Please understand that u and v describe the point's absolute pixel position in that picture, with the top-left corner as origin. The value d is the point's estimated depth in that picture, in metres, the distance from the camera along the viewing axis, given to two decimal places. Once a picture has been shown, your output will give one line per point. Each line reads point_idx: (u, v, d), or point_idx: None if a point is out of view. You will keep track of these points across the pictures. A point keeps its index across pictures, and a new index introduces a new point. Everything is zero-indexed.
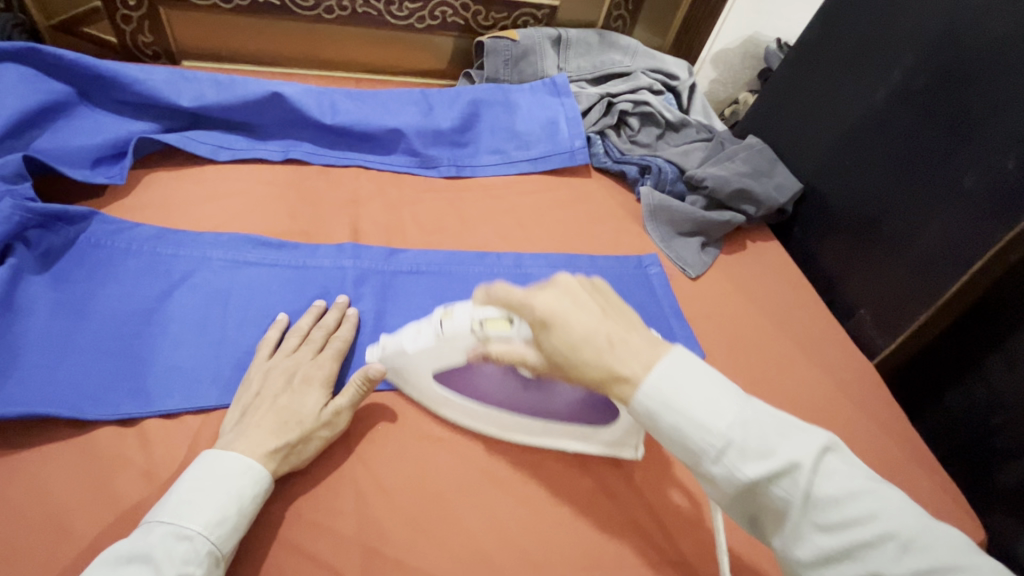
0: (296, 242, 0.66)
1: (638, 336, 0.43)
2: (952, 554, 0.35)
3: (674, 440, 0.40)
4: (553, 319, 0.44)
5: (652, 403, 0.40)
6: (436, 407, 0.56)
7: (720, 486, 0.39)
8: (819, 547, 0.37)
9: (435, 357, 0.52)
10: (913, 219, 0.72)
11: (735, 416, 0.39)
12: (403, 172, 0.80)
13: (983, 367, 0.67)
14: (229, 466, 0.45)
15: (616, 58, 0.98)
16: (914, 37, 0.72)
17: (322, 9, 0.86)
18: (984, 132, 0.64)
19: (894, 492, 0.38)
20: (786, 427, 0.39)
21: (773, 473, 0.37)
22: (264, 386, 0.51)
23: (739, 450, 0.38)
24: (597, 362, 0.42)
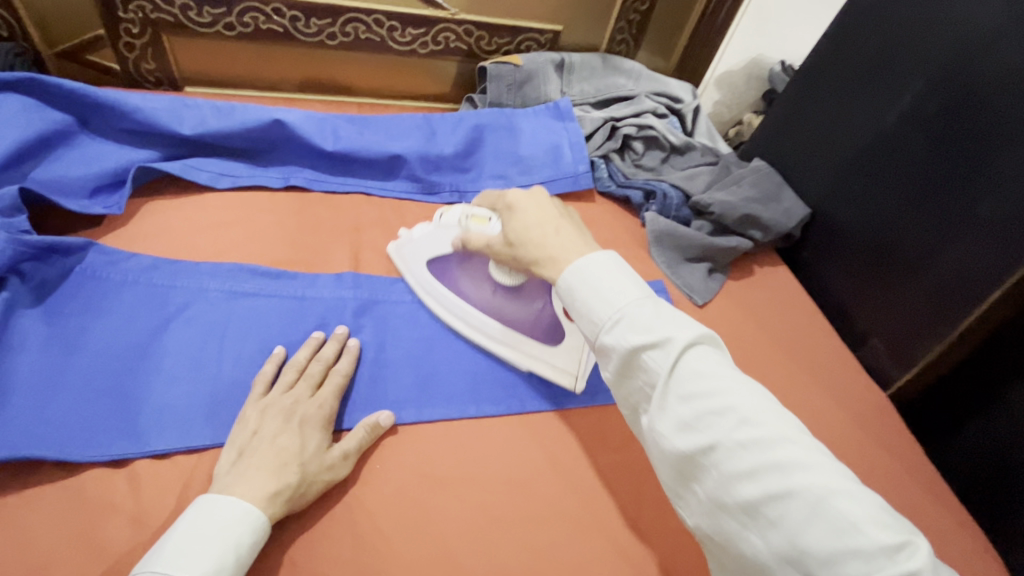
0: (296, 271, 0.65)
1: (583, 234, 0.51)
2: (788, 434, 0.37)
3: (581, 314, 0.45)
4: (518, 207, 0.55)
5: (572, 277, 0.46)
6: (422, 293, 0.66)
7: (607, 359, 0.43)
8: (678, 419, 0.39)
9: (432, 244, 0.67)
10: (924, 244, 0.70)
11: (635, 297, 0.43)
12: (405, 198, 0.79)
13: (1006, 400, 0.65)
14: (226, 513, 0.43)
15: (620, 82, 0.97)
16: (925, 61, 0.70)
17: (325, 35, 0.86)
18: (999, 160, 0.63)
19: (754, 384, 0.40)
20: (672, 317, 0.42)
21: (646, 344, 0.41)
22: (261, 426, 0.50)
23: (626, 318, 0.42)
24: (538, 243, 0.51)
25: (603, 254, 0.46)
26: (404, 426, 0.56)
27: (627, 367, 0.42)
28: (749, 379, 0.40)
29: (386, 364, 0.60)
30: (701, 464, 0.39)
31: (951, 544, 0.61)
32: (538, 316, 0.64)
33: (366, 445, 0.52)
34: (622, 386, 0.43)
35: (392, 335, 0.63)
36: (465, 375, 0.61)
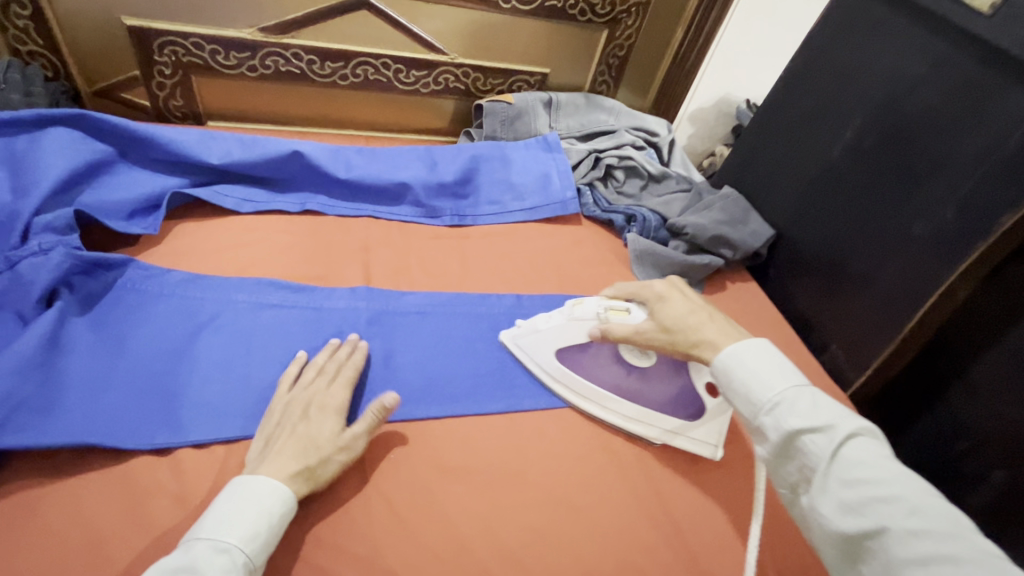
0: (313, 285, 0.72)
1: (732, 323, 0.60)
2: (956, 526, 0.41)
3: (740, 395, 0.53)
4: (669, 297, 0.62)
5: (729, 360, 0.54)
6: (552, 381, 0.68)
7: (766, 439, 0.50)
8: (841, 501, 0.45)
9: (560, 336, 0.67)
10: (873, 260, 0.80)
11: (792, 385, 0.50)
12: (410, 221, 0.88)
13: (947, 399, 0.73)
14: (257, 487, 0.49)
15: (602, 117, 1.08)
16: (862, 103, 0.81)
17: (338, 76, 0.95)
18: (927, 186, 0.73)
19: (917, 479, 0.44)
20: (831, 406, 0.49)
21: (809, 430, 0.47)
22: (284, 417, 0.56)
23: (788, 405, 0.49)
24: (693, 330, 0.59)
25: (759, 341, 0.54)
26: (415, 422, 0.62)
27: (788, 449, 0.48)
28: (913, 473, 0.45)
29: (396, 367, 0.66)
30: (870, 547, 0.43)
31: None
32: (674, 394, 0.67)
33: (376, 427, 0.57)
34: (781, 466, 0.49)
35: (401, 342, 0.69)
36: (468, 377, 0.68)
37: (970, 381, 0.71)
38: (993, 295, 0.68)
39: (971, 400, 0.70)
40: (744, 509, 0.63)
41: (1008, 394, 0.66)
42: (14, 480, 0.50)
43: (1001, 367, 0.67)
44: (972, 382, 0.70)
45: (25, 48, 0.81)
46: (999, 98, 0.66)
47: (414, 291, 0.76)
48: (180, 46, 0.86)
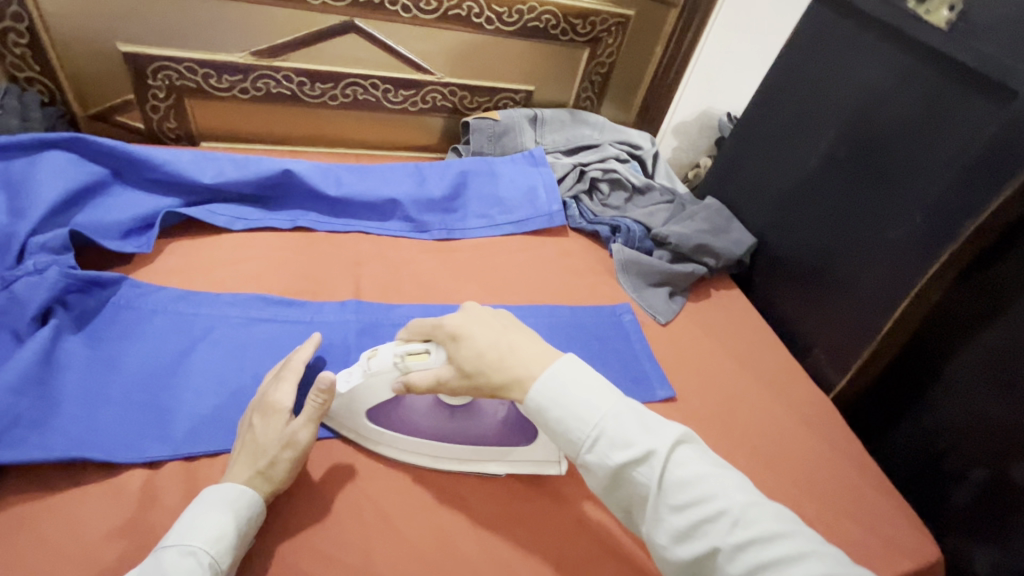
0: (304, 300, 0.74)
1: (545, 345, 0.54)
2: (773, 524, 0.44)
3: (559, 432, 0.50)
4: (461, 333, 0.55)
5: (542, 396, 0.50)
6: (373, 443, 0.61)
7: (596, 474, 0.49)
8: (675, 527, 0.45)
9: (364, 396, 0.58)
10: (850, 265, 0.82)
11: (608, 413, 0.49)
12: (399, 236, 0.89)
13: (926, 399, 0.75)
14: (223, 493, 0.50)
15: (587, 132, 1.11)
16: (835, 114, 0.84)
17: (328, 97, 0.98)
18: (898, 193, 0.75)
19: (733, 479, 0.47)
20: (645, 425, 0.49)
21: (633, 461, 0.47)
22: (243, 425, 0.57)
23: (607, 436, 0.48)
24: (496, 369, 0.52)
25: (566, 363, 0.51)
26: None
27: (617, 481, 0.48)
28: (729, 474, 0.47)
29: None
30: (705, 564, 0.45)
31: (896, 524, 0.68)
32: (501, 424, 0.62)
33: (321, 411, 0.56)
34: (614, 497, 0.49)
35: None
36: None
37: (947, 381, 0.72)
38: (964, 296, 0.70)
39: (949, 399, 0.72)
40: None
41: (985, 393, 0.68)
42: (8, 494, 0.51)
43: (975, 367, 0.69)
44: (949, 382, 0.72)
45: (21, 74, 0.83)
46: (960, 107, 0.69)
47: (404, 304, 0.78)
48: (173, 70, 0.88)
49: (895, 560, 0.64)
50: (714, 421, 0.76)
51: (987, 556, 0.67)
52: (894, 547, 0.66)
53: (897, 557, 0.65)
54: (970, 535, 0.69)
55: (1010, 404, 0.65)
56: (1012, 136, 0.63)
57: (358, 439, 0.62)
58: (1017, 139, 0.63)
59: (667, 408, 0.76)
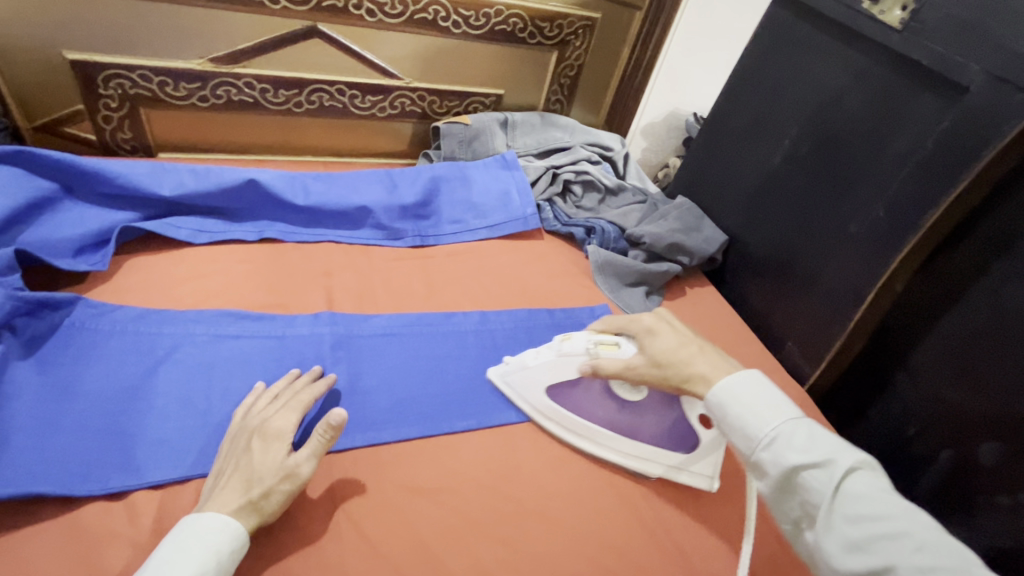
0: (273, 314, 0.71)
1: (727, 356, 0.57)
2: (964, 561, 0.40)
3: (735, 429, 0.51)
4: (657, 330, 0.61)
5: (725, 392, 0.52)
6: (544, 416, 0.67)
7: (766, 475, 0.48)
8: (847, 536, 0.43)
9: (552, 373, 0.65)
10: (817, 259, 0.84)
11: (791, 419, 0.49)
12: (372, 244, 0.88)
13: (894, 386, 0.77)
14: (207, 525, 0.47)
15: (558, 135, 1.11)
16: (795, 113, 0.86)
17: (292, 104, 0.95)
18: (859, 187, 0.78)
19: (920, 512, 0.43)
20: (831, 438, 0.47)
21: (809, 465, 0.46)
22: (234, 448, 0.54)
23: (786, 439, 0.48)
24: (684, 363, 0.57)
25: (750, 373, 0.53)
26: (384, 446, 0.62)
27: (788, 486, 0.47)
28: (916, 506, 0.44)
29: (363, 391, 0.66)
30: None
31: None
32: (667, 430, 0.65)
33: (325, 447, 0.54)
34: (782, 502, 0.48)
35: (367, 365, 0.69)
36: (438, 396, 0.68)
37: (911, 367, 0.74)
38: (925, 285, 0.72)
39: (914, 384, 0.74)
40: (710, 508, 0.65)
41: (947, 379, 0.70)
42: None
43: (938, 354, 0.71)
44: (914, 369, 0.74)
45: None
46: (913, 104, 0.71)
47: (378, 314, 0.76)
48: (126, 78, 0.84)
49: None
50: None
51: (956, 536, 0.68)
52: None
53: None
54: (940, 515, 0.71)
55: (972, 388, 0.67)
56: (964, 130, 0.66)
57: (333, 456, 0.60)
58: (969, 134, 0.65)
59: None
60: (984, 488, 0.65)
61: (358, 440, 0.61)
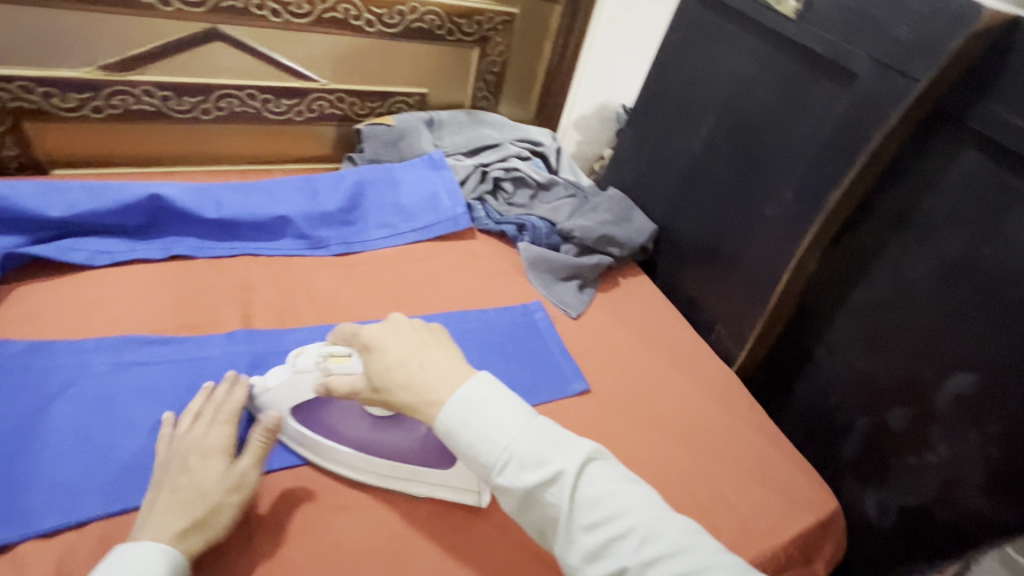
0: (183, 336, 0.67)
1: (454, 363, 0.53)
2: (680, 539, 0.45)
3: (468, 455, 0.49)
4: (375, 344, 0.55)
5: (449, 417, 0.49)
6: (296, 440, 0.60)
7: (508, 496, 0.48)
8: (589, 545, 0.46)
9: (290, 395, 0.57)
10: (738, 243, 0.86)
11: (518, 433, 0.48)
12: (293, 254, 0.84)
13: (815, 360, 0.80)
14: (143, 556, 0.44)
15: (487, 132, 1.10)
16: (710, 102, 0.89)
17: (199, 111, 0.90)
18: (771, 172, 0.80)
19: (645, 495, 0.48)
20: (559, 442, 0.49)
21: (544, 481, 0.47)
22: (165, 472, 0.51)
23: (517, 457, 0.47)
24: (408, 385, 0.52)
25: (477, 382, 0.50)
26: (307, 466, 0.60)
27: (529, 503, 0.48)
28: (639, 490, 0.48)
29: None
30: None
31: (796, 485, 0.72)
32: (426, 442, 0.60)
33: (265, 452, 0.55)
34: (525, 517, 0.49)
35: None
36: None
37: (829, 341, 0.78)
38: (836, 262, 0.75)
39: (831, 357, 0.78)
40: None
41: (861, 350, 0.74)
42: None
43: (852, 327, 0.74)
44: (832, 343, 0.77)
45: None
46: (814, 90, 0.74)
47: (300, 328, 0.73)
48: (4, 91, 0.77)
49: (799, 516, 0.69)
50: (626, 407, 0.77)
51: (876, 498, 0.72)
52: (797, 505, 0.70)
53: (801, 512, 0.69)
54: (861, 480, 0.74)
55: (883, 357, 0.71)
56: (859, 114, 0.69)
57: None
58: (864, 117, 0.68)
59: (583, 401, 0.77)
60: (900, 449, 0.69)
61: (279, 463, 0.59)
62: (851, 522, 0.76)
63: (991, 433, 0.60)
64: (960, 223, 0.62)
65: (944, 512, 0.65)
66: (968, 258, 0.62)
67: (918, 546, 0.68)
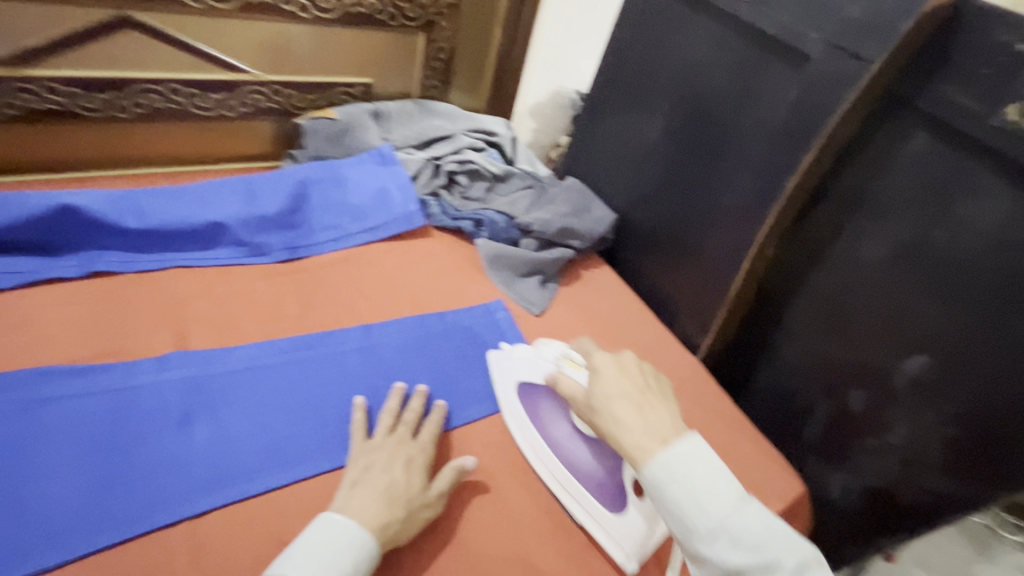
0: (107, 364, 0.62)
1: (670, 417, 0.55)
2: None
3: (672, 512, 0.48)
4: (602, 370, 0.60)
5: (659, 468, 0.50)
6: (507, 411, 0.70)
7: (706, 567, 0.47)
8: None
9: (523, 370, 0.70)
10: (697, 231, 0.85)
11: (732, 509, 0.47)
12: (230, 264, 0.78)
13: (775, 346, 0.80)
14: (346, 533, 0.51)
15: (437, 123, 1.04)
16: (665, 88, 0.87)
17: (114, 109, 0.82)
18: (728, 159, 0.79)
19: None
20: (774, 531, 0.47)
21: (753, 566, 0.45)
22: (374, 463, 0.58)
23: (729, 533, 0.46)
24: (617, 420, 0.55)
25: (693, 443, 0.51)
26: (252, 497, 0.56)
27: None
28: None
29: (226, 439, 0.59)
30: None
31: (762, 472, 0.73)
32: (602, 481, 0.64)
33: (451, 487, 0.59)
34: None
35: (231, 406, 0.61)
36: (316, 428, 0.62)
37: (788, 327, 0.78)
38: (793, 247, 0.75)
39: (792, 343, 0.78)
40: None
41: (821, 334, 0.74)
42: None
43: (810, 311, 0.75)
44: (791, 328, 0.78)
45: None
46: (768, 74, 0.72)
47: (241, 345, 0.68)
48: None
49: (769, 504, 0.70)
50: None
51: (837, 479, 0.74)
52: (764, 492, 0.71)
53: (770, 499, 0.70)
54: (822, 461, 0.76)
55: (842, 341, 0.72)
56: (812, 99, 0.67)
57: (193, 520, 0.54)
58: (817, 100, 0.67)
59: None
60: (860, 430, 0.70)
61: (220, 498, 0.55)
62: (816, 502, 0.77)
63: (946, 413, 0.62)
64: (911, 207, 0.63)
65: (901, 490, 0.67)
66: (920, 241, 0.62)
67: (880, 522, 0.71)
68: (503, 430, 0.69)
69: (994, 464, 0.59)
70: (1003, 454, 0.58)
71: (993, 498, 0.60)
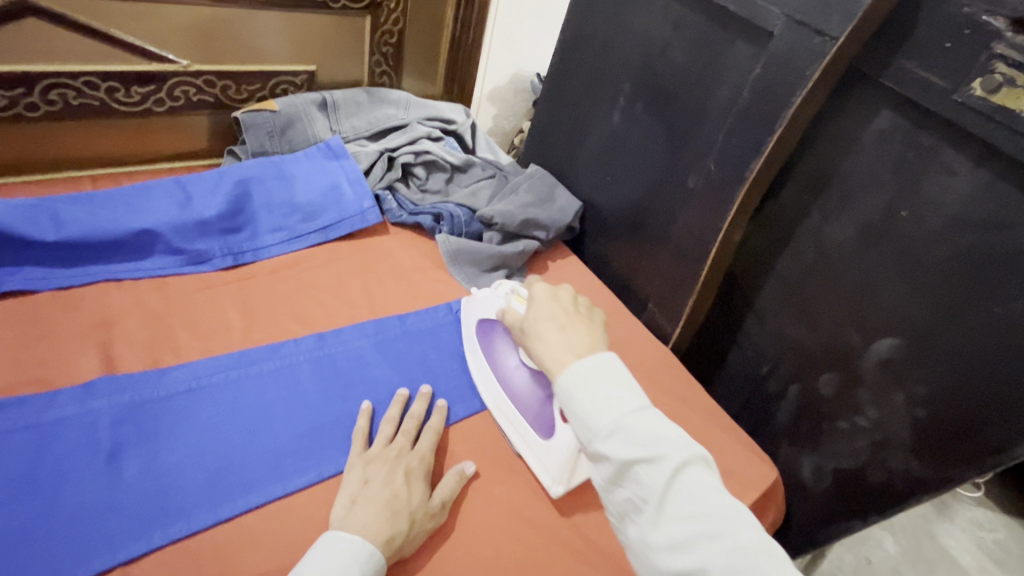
0: (25, 396, 0.56)
1: (594, 338, 0.51)
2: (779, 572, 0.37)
3: (574, 413, 0.46)
4: (537, 299, 0.58)
5: (569, 376, 0.47)
6: (467, 344, 0.73)
7: (601, 465, 0.44)
8: (668, 536, 0.40)
9: (483, 305, 0.71)
10: (665, 218, 0.82)
11: (630, 408, 0.44)
12: (166, 275, 0.72)
13: (746, 330, 0.79)
14: (354, 551, 0.49)
15: (390, 112, 0.98)
16: (626, 69, 0.83)
17: (24, 107, 0.75)
18: (691, 141, 0.76)
19: (751, 520, 0.40)
20: (671, 432, 0.43)
21: (641, 459, 0.41)
22: (371, 475, 0.56)
23: (625, 432, 0.43)
24: (544, 339, 0.53)
25: (606, 354, 0.48)
26: (195, 534, 0.52)
27: (620, 477, 0.43)
28: (746, 509, 0.41)
29: (164, 471, 0.54)
30: None
31: (734, 461, 0.72)
32: (535, 409, 0.64)
33: (453, 494, 0.58)
34: (612, 493, 0.44)
35: (169, 434, 0.57)
36: (266, 452, 0.58)
37: (758, 311, 0.77)
38: (760, 231, 0.74)
39: (761, 327, 0.77)
40: (590, 493, 0.64)
41: (789, 318, 0.73)
42: None
43: (779, 294, 0.74)
44: (760, 313, 0.77)
45: None
46: (729, 52, 0.70)
47: (179, 365, 0.63)
48: None
49: (744, 495, 0.69)
50: None
51: (812, 463, 0.73)
52: (737, 482, 0.70)
53: (745, 490, 0.69)
54: (795, 445, 0.75)
55: (810, 323, 0.71)
56: (773, 77, 0.65)
57: (127, 566, 0.49)
58: (779, 80, 0.64)
59: None
60: (831, 414, 0.70)
61: (159, 539, 0.50)
62: (791, 486, 0.77)
63: (915, 395, 0.61)
64: (878, 187, 0.61)
65: (873, 473, 0.67)
66: (887, 221, 0.61)
67: (853, 507, 0.70)
68: (471, 437, 0.66)
69: (963, 443, 0.58)
70: (970, 436, 0.57)
71: (962, 484, 0.59)
